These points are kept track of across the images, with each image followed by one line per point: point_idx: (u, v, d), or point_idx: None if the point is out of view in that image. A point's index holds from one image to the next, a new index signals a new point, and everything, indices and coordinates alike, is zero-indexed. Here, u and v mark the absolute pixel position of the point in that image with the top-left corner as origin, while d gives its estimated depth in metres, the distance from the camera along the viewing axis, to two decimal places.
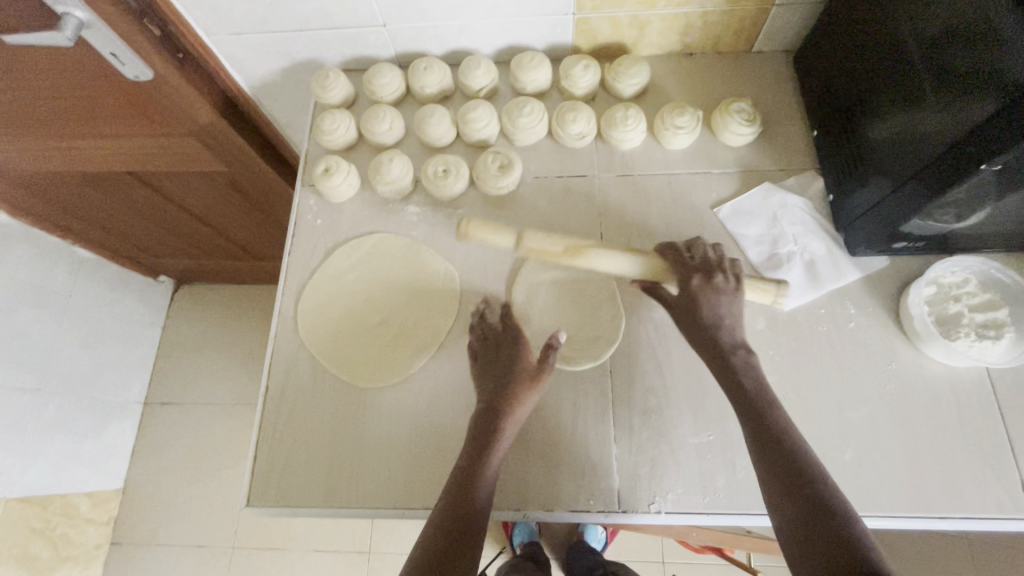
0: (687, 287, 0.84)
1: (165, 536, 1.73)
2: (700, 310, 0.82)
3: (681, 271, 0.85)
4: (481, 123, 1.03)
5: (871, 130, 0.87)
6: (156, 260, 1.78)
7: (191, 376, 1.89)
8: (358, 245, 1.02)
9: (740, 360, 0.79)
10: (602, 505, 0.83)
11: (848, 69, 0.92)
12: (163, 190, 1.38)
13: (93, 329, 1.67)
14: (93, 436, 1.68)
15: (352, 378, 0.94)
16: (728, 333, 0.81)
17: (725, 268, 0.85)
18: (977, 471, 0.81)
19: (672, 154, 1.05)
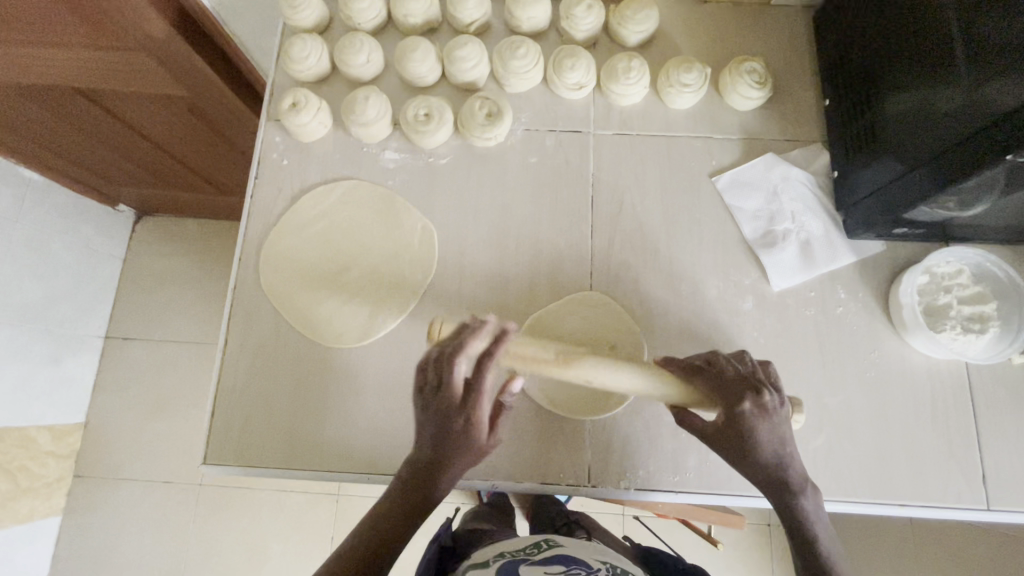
0: (734, 415, 0.69)
1: (130, 470, 1.71)
2: (757, 441, 0.70)
3: (722, 397, 0.70)
4: (470, 64, 0.93)
5: (887, 107, 0.81)
6: (114, 186, 1.65)
7: (155, 313, 1.80)
8: (328, 191, 0.94)
9: (790, 484, 0.71)
10: (572, 480, 0.82)
11: (879, 31, 0.83)
12: (116, 112, 1.25)
13: (44, 260, 1.55)
14: (50, 369, 1.60)
15: (316, 334, 0.88)
16: (785, 470, 0.71)
17: (767, 387, 0.71)
18: (941, 462, 0.82)
19: (674, 114, 0.97)
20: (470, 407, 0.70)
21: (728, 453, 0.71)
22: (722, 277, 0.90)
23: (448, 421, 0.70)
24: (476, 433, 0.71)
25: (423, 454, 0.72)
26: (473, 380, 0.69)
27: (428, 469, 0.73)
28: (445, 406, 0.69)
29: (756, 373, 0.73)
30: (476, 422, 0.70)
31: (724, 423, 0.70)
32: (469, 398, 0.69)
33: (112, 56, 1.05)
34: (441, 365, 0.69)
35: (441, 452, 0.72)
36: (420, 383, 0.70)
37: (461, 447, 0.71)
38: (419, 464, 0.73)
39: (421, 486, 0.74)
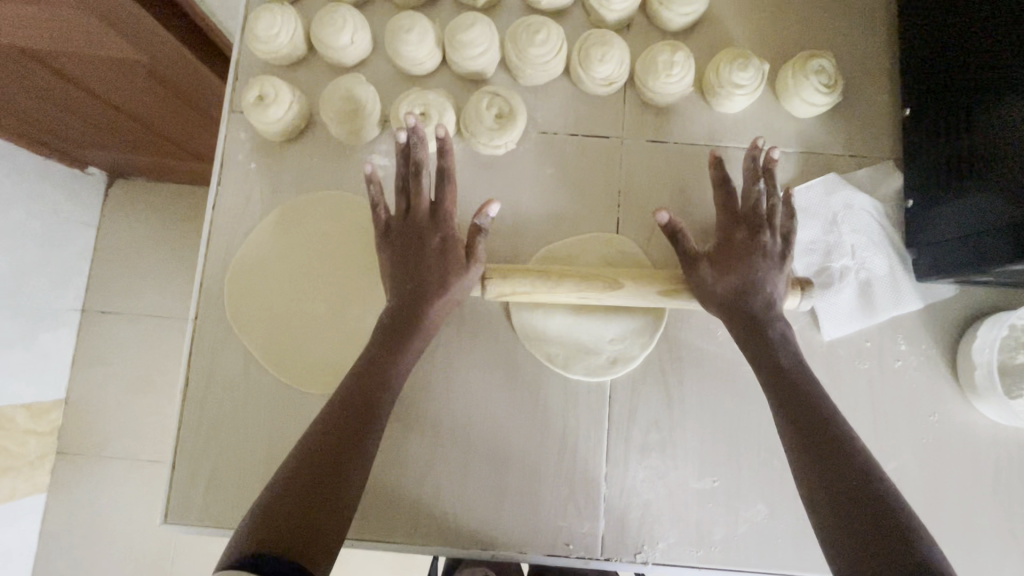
0: (736, 245, 0.66)
1: (115, 448, 1.42)
2: (747, 273, 0.65)
3: (726, 216, 0.68)
4: (478, 50, 0.76)
5: (991, 133, 0.66)
6: (81, 150, 1.33)
7: (135, 282, 1.47)
8: (304, 205, 0.79)
9: (766, 313, 0.65)
10: (583, 552, 0.72)
11: (1005, 28, 0.64)
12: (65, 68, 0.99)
13: (14, 230, 1.25)
14: (20, 346, 1.29)
15: (292, 378, 0.76)
16: (764, 301, 0.65)
17: (773, 224, 0.67)
18: (999, 543, 0.73)
19: (721, 119, 0.81)
20: (443, 222, 0.69)
21: (726, 305, 0.65)
22: None
23: (423, 240, 0.68)
24: (452, 255, 0.68)
25: (396, 295, 0.68)
26: (448, 193, 0.69)
27: (401, 308, 0.67)
28: (418, 228, 0.69)
29: (771, 208, 0.68)
30: (454, 240, 0.68)
31: (717, 248, 0.67)
32: (443, 214, 0.69)
33: (49, 13, 0.86)
34: (407, 182, 0.70)
35: (414, 295, 0.67)
36: (377, 202, 0.70)
37: (439, 263, 0.67)
38: (393, 298, 0.68)
39: (394, 338, 0.66)
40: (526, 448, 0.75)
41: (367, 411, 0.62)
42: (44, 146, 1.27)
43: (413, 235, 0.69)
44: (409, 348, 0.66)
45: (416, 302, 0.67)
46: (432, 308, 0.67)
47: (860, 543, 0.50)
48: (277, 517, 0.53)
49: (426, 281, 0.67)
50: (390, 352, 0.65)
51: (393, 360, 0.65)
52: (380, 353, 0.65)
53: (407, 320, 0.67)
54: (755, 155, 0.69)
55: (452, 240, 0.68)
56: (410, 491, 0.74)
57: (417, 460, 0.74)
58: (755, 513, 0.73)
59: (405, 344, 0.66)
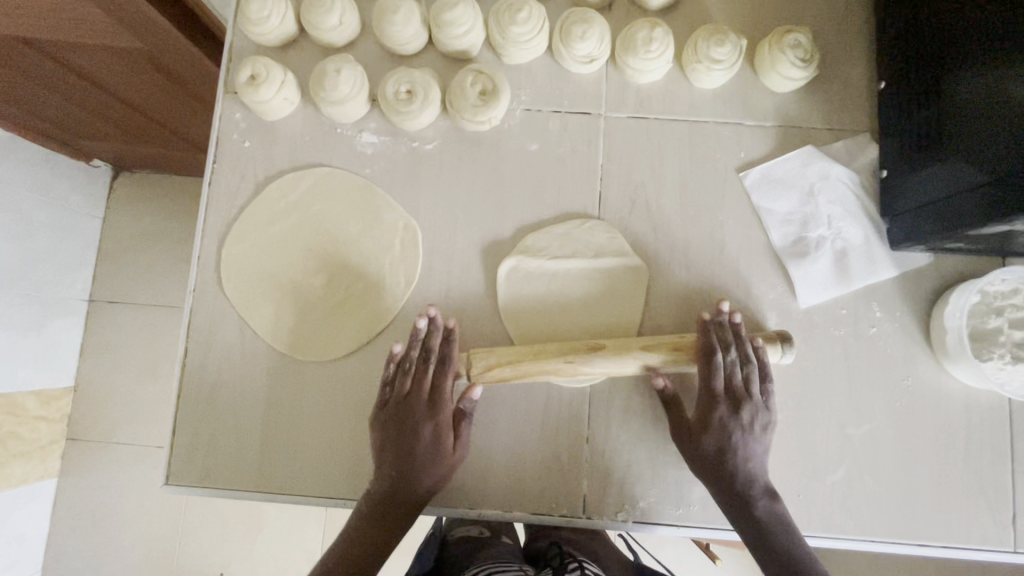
0: (714, 436, 0.69)
1: (124, 434, 1.47)
2: (724, 454, 0.69)
3: (708, 389, 0.70)
4: (461, 29, 0.78)
5: (955, 103, 0.68)
6: (85, 142, 1.36)
7: (140, 271, 1.51)
8: (296, 181, 0.82)
9: (738, 466, 0.69)
10: (566, 510, 0.75)
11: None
12: (67, 58, 1.02)
13: (21, 222, 1.28)
14: (32, 335, 1.34)
15: (286, 346, 0.79)
16: (746, 480, 0.69)
17: (751, 398, 0.70)
18: (971, 501, 0.75)
19: (700, 94, 0.83)
20: (437, 413, 0.71)
21: (717, 484, 0.69)
22: (743, 290, 0.79)
23: (415, 425, 0.71)
24: (442, 441, 0.71)
25: (390, 469, 0.71)
26: (440, 385, 0.72)
27: (389, 497, 0.71)
28: (409, 413, 0.71)
29: (748, 382, 0.70)
30: (445, 425, 0.72)
31: (697, 420, 0.71)
32: (439, 403, 0.72)
33: (52, 4, 0.89)
34: (406, 365, 0.73)
35: (410, 458, 0.70)
36: (384, 380, 0.74)
37: (432, 453, 0.71)
38: (385, 478, 0.71)
39: (392, 502, 0.70)
40: (512, 414, 0.77)
41: (370, 561, 0.69)
42: (49, 138, 1.31)
43: (406, 423, 0.71)
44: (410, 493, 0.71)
45: (407, 488, 0.70)
46: (425, 488, 0.71)
47: None
48: None
49: (421, 454, 0.71)
50: (393, 496, 0.71)
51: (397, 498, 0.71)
52: (384, 495, 0.71)
53: (403, 487, 0.70)
54: (724, 324, 0.72)
55: (444, 419, 0.72)
56: None
57: None
58: None
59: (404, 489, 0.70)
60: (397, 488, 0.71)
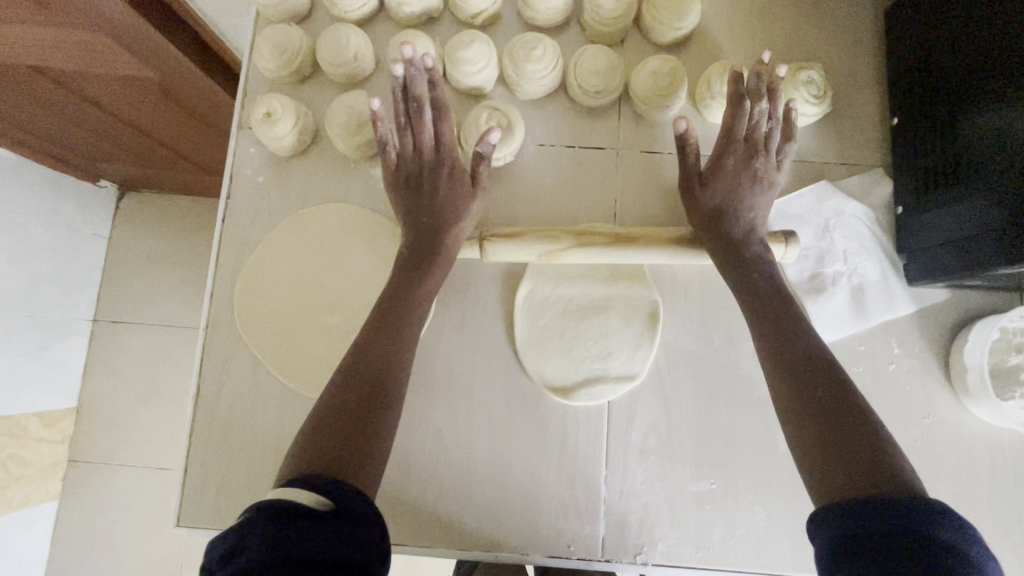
0: (725, 165, 0.72)
1: (126, 456, 1.45)
2: (732, 193, 0.71)
3: (725, 136, 0.73)
4: (475, 67, 0.79)
5: (967, 145, 0.69)
6: (94, 164, 1.37)
7: (145, 293, 1.51)
8: (310, 219, 0.82)
9: (744, 214, 0.71)
10: (584, 553, 0.74)
11: (975, 42, 0.68)
12: (82, 87, 1.03)
13: (23, 242, 1.28)
14: (35, 356, 1.34)
15: (299, 386, 0.78)
16: (746, 225, 0.70)
17: (767, 147, 0.73)
18: (996, 543, 0.73)
19: (713, 129, 0.83)
20: (446, 155, 0.74)
21: (712, 221, 0.71)
22: None
23: (431, 174, 0.74)
24: (459, 186, 0.74)
25: (407, 228, 0.73)
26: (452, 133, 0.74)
27: (414, 245, 0.72)
28: (422, 166, 0.74)
29: (768, 134, 0.73)
30: (459, 172, 0.74)
31: (709, 167, 0.73)
32: (445, 148, 0.74)
33: (68, 36, 0.90)
34: (406, 119, 0.74)
35: (434, 200, 0.73)
36: (385, 143, 0.74)
37: (450, 194, 0.74)
38: (409, 237, 0.73)
39: (414, 261, 0.71)
40: (528, 454, 0.76)
41: (392, 325, 0.66)
42: (59, 160, 1.31)
43: (426, 171, 0.74)
44: (433, 270, 0.71)
45: (430, 239, 0.72)
46: (445, 243, 0.73)
47: (834, 428, 0.53)
48: (323, 414, 0.57)
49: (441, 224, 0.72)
50: (418, 264, 0.71)
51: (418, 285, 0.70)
52: (410, 267, 0.71)
53: (427, 258, 0.71)
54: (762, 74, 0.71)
55: (456, 171, 0.74)
56: (414, 494, 0.76)
57: (422, 466, 0.77)
58: (752, 514, 0.75)
59: (425, 271, 0.71)
60: (423, 228, 0.73)
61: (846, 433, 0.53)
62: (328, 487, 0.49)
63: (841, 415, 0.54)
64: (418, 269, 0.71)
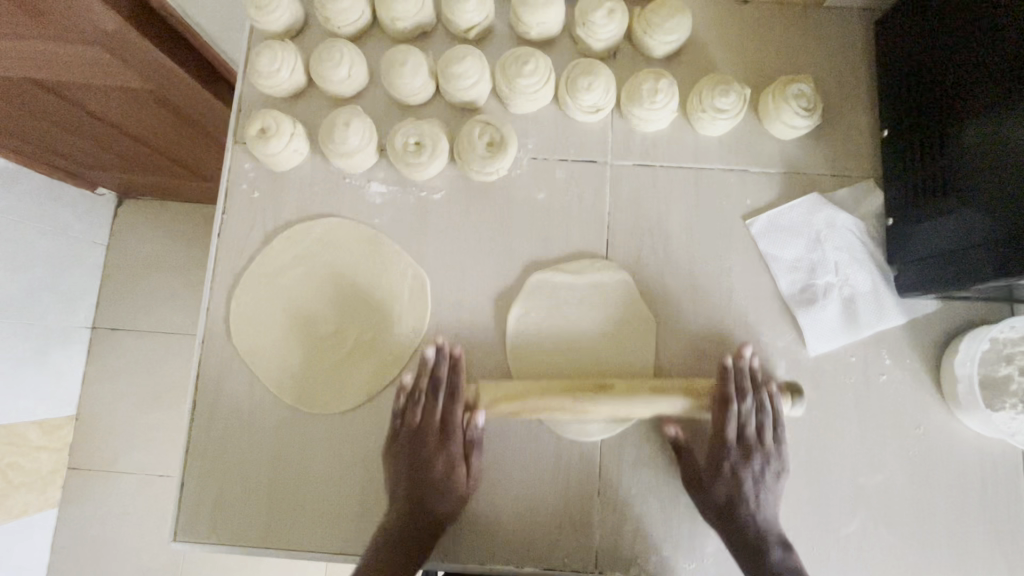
0: (721, 471, 0.71)
1: (125, 463, 1.45)
2: (733, 500, 0.71)
3: (718, 438, 0.72)
4: (469, 81, 0.79)
5: (951, 160, 0.70)
6: (92, 172, 1.38)
7: (142, 302, 1.51)
8: (306, 233, 0.82)
9: (748, 515, 0.70)
10: (578, 565, 0.74)
11: (962, 56, 0.69)
12: (80, 99, 1.04)
13: (22, 251, 1.28)
14: (34, 364, 1.34)
15: (294, 399, 0.79)
16: (748, 522, 0.70)
17: (761, 441, 0.72)
18: (988, 552, 0.74)
19: (705, 141, 0.84)
20: (453, 444, 0.74)
21: (718, 515, 0.71)
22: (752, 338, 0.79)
23: (430, 448, 0.73)
24: (457, 475, 0.74)
25: (403, 495, 0.72)
26: (457, 415, 0.75)
27: (410, 512, 0.72)
28: (418, 450, 0.74)
29: (759, 430, 0.72)
30: (461, 467, 0.74)
31: (704, 470, 0.73)
32: (452, 438, 0.74)
33: (64, 49, 0.90)
34: (417, 403, 0.75)
35: (429, 479, 0.73)
36: (400, 413, 0.76)
37: (448, 474, 0.73)
38: (400, 508, 0.72)
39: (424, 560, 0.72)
40: (522, 468, 0.77)
41: None
42: (56, 168, 1.32)
43: (423, 446, 0.74)
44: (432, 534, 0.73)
45: (429, 531, 0.72)
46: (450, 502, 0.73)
47: None
48: None
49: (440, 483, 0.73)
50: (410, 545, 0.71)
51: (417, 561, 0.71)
52: (407, 533, 0.71)
53: (423, 526, 0.72)
54: (739, 368, 0.73)
55: (457, 461, 0.74)
56: None
57: None
58: None
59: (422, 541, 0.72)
60: (422, 503, 0.72)
61: None
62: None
63: None
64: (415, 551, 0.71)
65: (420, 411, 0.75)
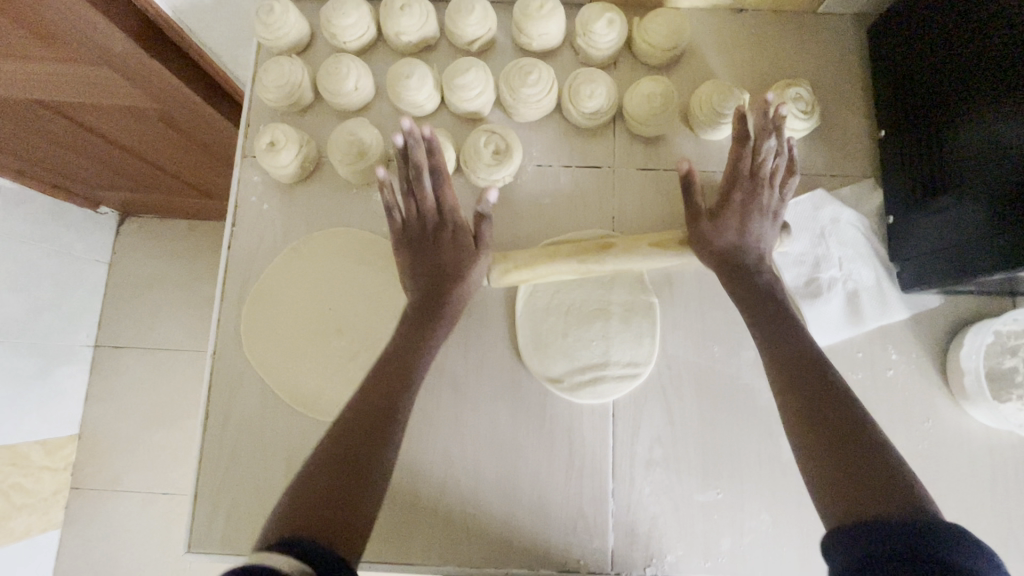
0: (739, 213, 0.71)
1: (128, 483, 1.44)
2: (739, 225, 0.70)
3: (731, 175, 0.72)
4: (473, 92, 0.81)
5: (936, 163, 0.73)
6: (95, 190, 1.39)
7: (145, 319, 1.51)
8: (316, 243, 0.83)
9: (756, 258, 0.70)
10: (594, 567, 0.74)
11: (940, 64, 0.73)
12: (86, 119, 1.06)
13: (23, 271, 1.30)
14: (36, 384, 1.34)
15: (308, 408, 0.79)
16: (755, 255, 0.70)
17: (767, 184, 0.72)
18: (1002, 545, 0.74)
19: (706, 144, 0.86)
20: (451, 215, 0.73)
21: (724, 273, 0.70)
22: None
23: (435, 234, 0.73)
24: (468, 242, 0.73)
25: (415, 283, 0.72)
26: (450, 199, 0.73)
27: (421, 303, 0.71)
28: (424, 226, 0.73)
29: (761, 167, 0.72)
30: (461, 232, 0.73)
31: (716, 204, 0.72)
32: (448, 211, 0.73)
33: (72, 70, 0.92)
34: (407, 185, 0.73)
35: (439, 260, 0.72)
36: (387, 208, 0.73)
37: (455, 252, 0.73)
38: (416, 292, 0.72)
39: (429, 310, 0.70)
40: (536, 471, 0.77)
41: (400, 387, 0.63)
42: (60, 186, 1.34)
43: (430, 230, 0.73)
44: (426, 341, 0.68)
45: (428, 310, 0.70)
46: (452, 301, 0.71)
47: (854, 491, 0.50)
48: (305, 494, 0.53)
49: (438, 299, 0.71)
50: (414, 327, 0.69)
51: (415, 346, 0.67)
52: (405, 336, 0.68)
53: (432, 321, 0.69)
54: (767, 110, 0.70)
55: (459, 234, 0.73)
56: (427, 511, 0.77)
57: (431, 484, 0.77)
58: (759, 521, 0.75)
59: (419, 343, 0.68)
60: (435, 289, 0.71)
61: (859, 474, 0.50)
62: (323, 556, 0.47)
63: (850, 443, 0.53)
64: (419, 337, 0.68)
65: (420, 179, 0.72)
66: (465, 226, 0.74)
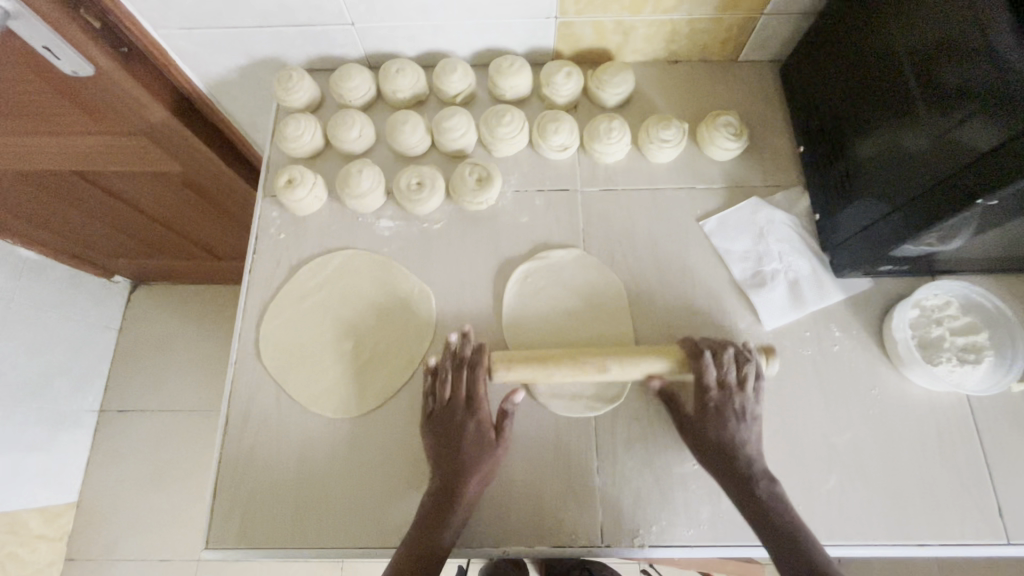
0: (713, 409, 0.78)
1: (125, 548, 1.46)
2: (727, 439, 0.77)
3: (702, 387, 0.78)
4: (458, 133, 0.97)
5: (846, 165, 0.88)
6: (113, 259, 1.51)
7: (153, 379, 1.60)
8: (326, 262, 0.96)
9: (746, 453, 0.76)
10: (587, 541, 0.80)
11: (834, 89, 0.90)
12: (117, 188, 1.21)
13: (40, 337, 1.39)
14: (42, 450, 1.39)
15: (319, 408, 0.88)
16: (748, 462, 0.76)
17: (745, 391, 0.78)
18: (957, 498, 0.81)
19: (657, 166, 1.01)
20: (477, 410, 0.80)
21: (716, 461, 0.77)
22: (718, 323, 0.91)
23: (457, 434, 0.79)
24: (485, 428, 0.80)
25: (441, 452, 0.79)
26: (472, 388, 0.81)
27: (440, 492, 0.77)
28: (449, 414, 0.80)
29: (739, 380, 0.78)
30: (485, 425, 0.80)
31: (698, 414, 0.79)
32: (475, 405, 0.81)
33: (113, 142, 1.07)
34: (445, 371, 0.82)
35: (456, 463, 0.78)
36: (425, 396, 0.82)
37: (472, 444, 0.79)
38: (436, 482, 0.78)
39: (445, 503, 0.76)
40: (527, 456, 0.84)
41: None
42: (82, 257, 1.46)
43: (450, 426, 0.80)
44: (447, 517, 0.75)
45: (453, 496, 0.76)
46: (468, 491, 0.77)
47: None
48: None
49: (454, 490, 0.77)
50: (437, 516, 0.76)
51: (435, 525, 0.75)
52: (433, 513, 0.76)
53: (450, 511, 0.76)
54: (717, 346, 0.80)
55: (483, 420, 0.81)
56: None
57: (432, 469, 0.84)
58: None
59: (440, 525, 0.75)
60: (449, 484, 0.77)
61: None
62: None
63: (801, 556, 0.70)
64: (438, 522, 0.75)
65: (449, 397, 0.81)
66: (482, 429, 0.80)
